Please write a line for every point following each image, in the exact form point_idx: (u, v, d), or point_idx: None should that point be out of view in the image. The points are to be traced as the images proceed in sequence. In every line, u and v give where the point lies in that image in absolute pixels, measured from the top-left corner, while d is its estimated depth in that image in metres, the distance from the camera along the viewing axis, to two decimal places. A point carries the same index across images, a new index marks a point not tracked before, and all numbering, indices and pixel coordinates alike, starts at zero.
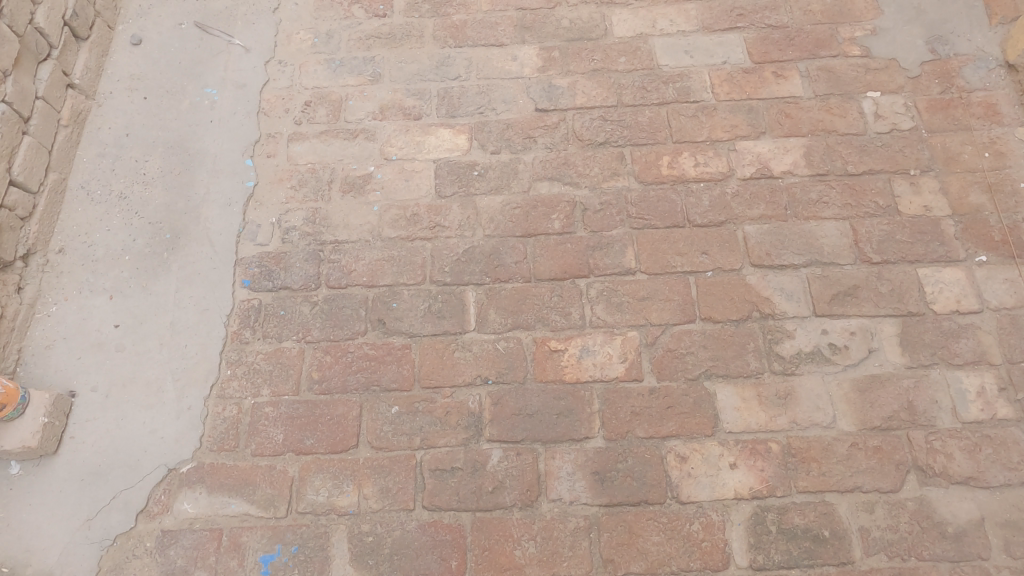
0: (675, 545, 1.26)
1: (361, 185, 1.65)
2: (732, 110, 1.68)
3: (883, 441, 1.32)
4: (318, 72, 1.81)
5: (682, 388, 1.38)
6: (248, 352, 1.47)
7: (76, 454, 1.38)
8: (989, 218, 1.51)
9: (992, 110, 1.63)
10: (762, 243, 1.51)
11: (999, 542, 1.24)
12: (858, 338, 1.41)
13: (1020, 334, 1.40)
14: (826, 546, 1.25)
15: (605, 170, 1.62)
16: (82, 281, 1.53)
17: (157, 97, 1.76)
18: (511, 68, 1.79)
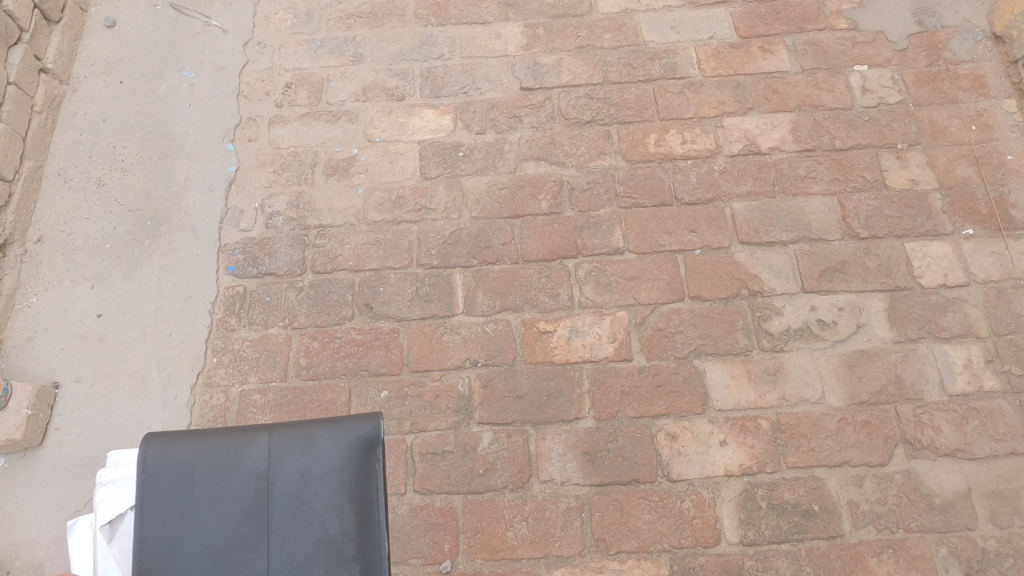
0: (666, 522, 1.27)
1: (345, 169, 1.62)
2: (719, 86, 1.67)
3: (872, 415, 1.33)
4: (298, 53, 1.78)
5: (671, 367, 1.38)
6: (234, 339, 1.45)
7: (62, 446, 1.36)
8: (977, 191, 1.51)
9: (979, 82, 1.62)
10: (750, 220, 1.50)
11: (986, 512, 1.25)
12: (847, 313, 1.41)
13: (1006, 307, 1.40)
14: (816, 520, 1.26)
15: (592, 149, 1.60)
16: (62, 271, 1.51)
17: (134, 81, 1.72)
18: (495, 47, 1.76)
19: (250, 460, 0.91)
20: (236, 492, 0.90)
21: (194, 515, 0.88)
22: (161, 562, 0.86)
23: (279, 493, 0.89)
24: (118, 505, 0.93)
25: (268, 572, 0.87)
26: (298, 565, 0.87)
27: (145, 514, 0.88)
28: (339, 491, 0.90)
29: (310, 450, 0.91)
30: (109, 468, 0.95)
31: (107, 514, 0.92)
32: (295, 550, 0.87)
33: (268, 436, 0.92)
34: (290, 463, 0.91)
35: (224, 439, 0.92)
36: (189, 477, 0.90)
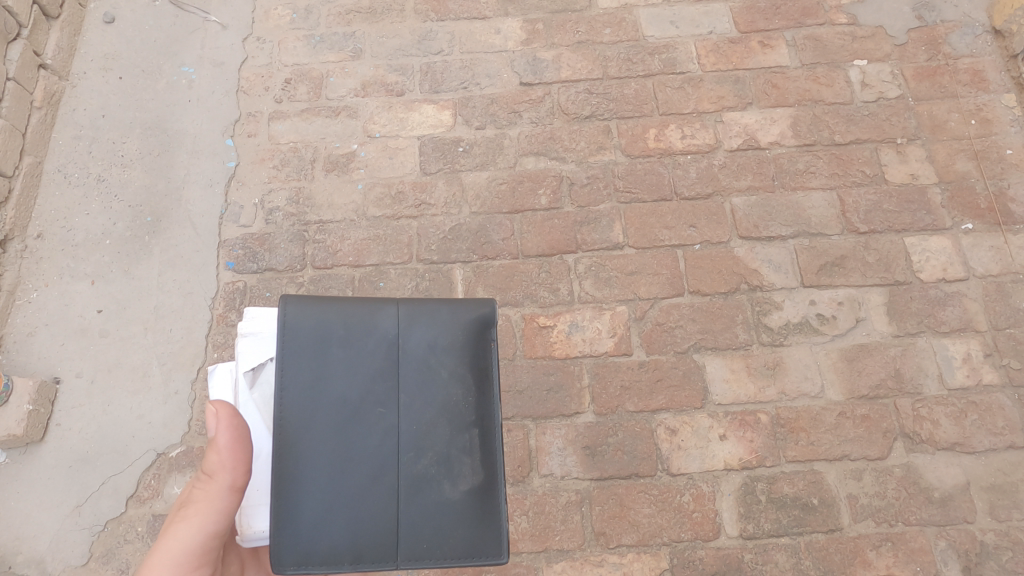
0: (666, 516, 1.27)
1: (345, 164, 1.62)
2: (718, 81, 1.67)
3: (871, 409, 1.33)
4: (297, 49, 1.78)
5: (671, 361, 1.38)
6: (234, 335, 1.45)
7: (63, 441, 1.36)
8: (976, 185, 1.51)
9: (978, 76, 1.62)
10: (750, 215, 1.50)
11: (984, 506, 1.26)
12: (846, 307, 1.41)
13: (1005, 301, 1.41)
14: (815, 513, 1.26)
15: (591, 144, 1.60)
16: (63, 266, 1.51)
17: (133, 77, 1.72)
18: (494, 42, 1.76)
19: (381, 326, 0.94)
20: (370, 355, 0.93)
21: (329, 372, 0.91)
22: (298, 415, 0.89)
23: (408, 360, 0.94)
24: (254, 358, 1.00)
25: (399, 430, 0.92)
26: (428, 425, 0.92)
27: (284, 366, 0.90)
28: (461, 363, 0.95)
29: (437, 323, 0.95)
30: (250, 322, 1.02)
31: (250, 362, 1.00)
32: (424, 413, 0.93)
33: (397, 308, 0.96)
34: (418, 331, 0.95)
35: (356, 305, 0.94)
36: (324, 339, 0.92)
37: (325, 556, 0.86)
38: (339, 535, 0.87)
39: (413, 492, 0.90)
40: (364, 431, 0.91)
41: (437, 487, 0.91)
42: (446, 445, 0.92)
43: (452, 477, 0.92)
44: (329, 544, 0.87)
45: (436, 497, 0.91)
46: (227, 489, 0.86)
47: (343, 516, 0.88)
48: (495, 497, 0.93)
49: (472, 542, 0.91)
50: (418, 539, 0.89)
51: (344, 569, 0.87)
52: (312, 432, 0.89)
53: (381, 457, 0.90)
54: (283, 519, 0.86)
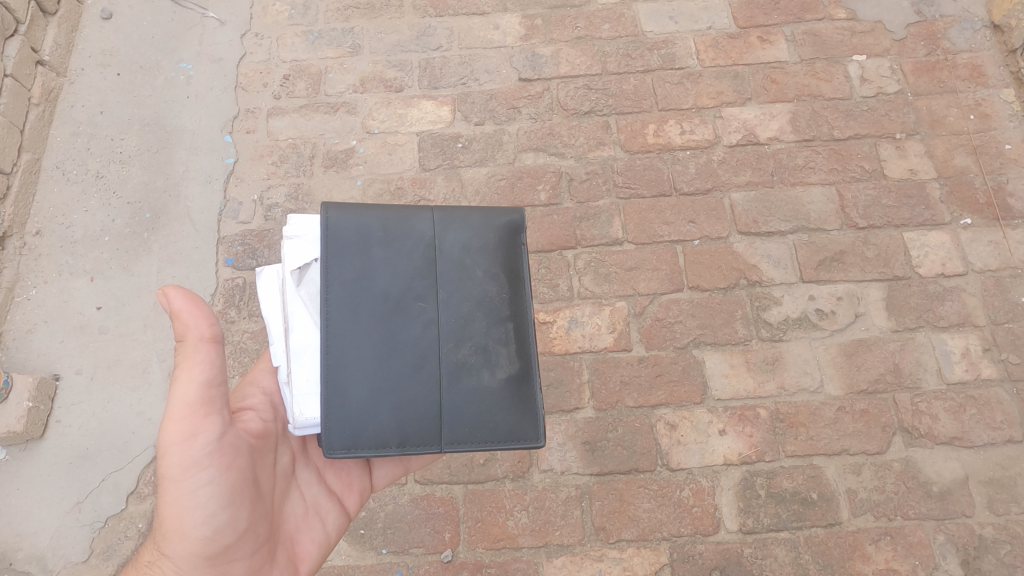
0: (666, 511, 1.27)
1: (344, 160, 1.62)
2: (718, 77, 1.67)
3: (870, 404, 1.34)
4: (296, 45, 1.77)
5: (671, 357, 1.38)
6: (234, 331, 1.45)
7: (63, 438, 1.37)
8: (975, 180, 1.51)
9: (977, 71, 1.62)
10: (749, 210, 1.50)
11: (983, 500, 1.26)
12: (845, 303, 1.42)
13: (1004, 296, 1.41)
14: (815, 508, 1.27)
15: (591, 140, 1.60)
16: (62, 263, 1.51)
17: (132, 73, 1.72)
18: (493, 37, 1.76)
19: (418, 226, 0.94)
20: (408, 254, 0.93)
21: (370, 268, 0.91)
22: (343, 309, 0.89)
23: (445, 258, 0.94)
24: (301, 255, 0.92)
25: (438, 324, 0.92)
26: (467, 318, 0.93)
27: (327, 265, 0.90)
28: (496, 261, 0.96)
29: (472, 225, 0.96)
30: (297, 222, 0.95)
31: (297, 260, 0.92)
32: (463, 306, 0.93)
33: (432, 212, 0.96)
34: (454, 231, 0.95)
35: (394, 209, 0.95)
36: (365, 237, 0.92)
37: (374, 439, 0.87)
38: (384, 419, 0.88)
39: (454, 379, 0.90)
40: (404, 323, 0.91)
41: (476, 375, 0.91)
42: (486, 336, 0.93)
43: (491, 365, 0.92)
44: (377, 427, 0.87)
45: (476, 384, 0.91)
46: (200, 339, 0.86)
47: (389, 401, 0.88)
48: (533, 386, 0.93)
49: (513, 426, 0.91)
50: (462, 424, 0.90)
51: (390, 451, 0.87)
52: (355, 324, 0.89)
53: (423, 348, 0.91)
54: (331, 406, 0.86)
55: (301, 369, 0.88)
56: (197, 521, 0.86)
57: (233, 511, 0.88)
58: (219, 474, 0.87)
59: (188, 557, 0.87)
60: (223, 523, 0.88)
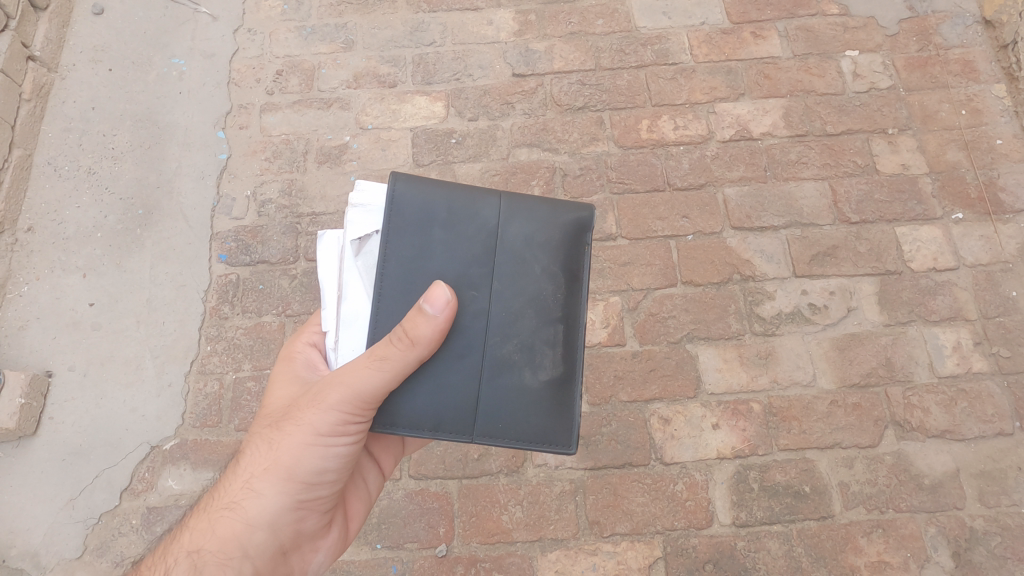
0: (659, 505, 1.28)
1: (337, 156, 1.62)
2: (711, 72, 1.67)
3: (862, 397, 1.34)
4: (289, 40, 1.77)
5: (664, 351, 1.39)
6: (227, 327, 1.45)
7: (56, 434, 1.36)
8: (966, 175, 1.52)
9: (969, 67, 1.63)
10: (742, 206, 1.51)
11: (974, 492, 1.27)
12: (838, 297, 1.42)
13: (995, 290, 1.42)
14: (807, 501, 1.27)
15: (584, 136, 1.60)
16: (54, 259, 1.50)
17: (123, 69, 1.71)
18: (487, 33, 1.75)
19: (484, 213, 0.90)
20: (468, 239, 0.89)
21: (428, 248, 0.88)
22: (394, 289, 0.87)
23: (505, 248, 0.90)
24: (364, 225, 0.89)
25: (488, 314, 0.88)
26: (518, 312, 0.89)
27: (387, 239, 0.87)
28: (557, 260, 0.91)
29: (538, 218, 0.91)
30: (364, 186, 0.90)
31: (358, 230, 0.88)
32: (516, 301, 0.89)
33: (500, 197, 0.91)
34: (524, 219, 0.91)
35: (462, 189, 0.90)
36: (427, 216, 0.88)
37: (408, 425, 0.87)
38: (419, 403, 0.87)
39: (495, 373, 0.88)
40: (454, 309, 0.87)
41: (518, 373, 0.89)
42: (534, 332, 0.90)
43: (534, 365, 0.89)
44: (413, 414, 0.86)
45: (514, 382, 0.88)
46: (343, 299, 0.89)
47: (428, 386, 0.87)
48: (570, 391, 0.92)
49: (545, 428, 0.90)
50: (495, 418, 0.88)
51: (422, 435, 0.86)
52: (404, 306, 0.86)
53: (470, 336, 0.88)
54: None
55: (347, 336, 0.89)
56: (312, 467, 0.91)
57: (339, 471, 0.95)
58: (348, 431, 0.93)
59: (283, 498, 0.91)
60: (323, 480, 0.94)
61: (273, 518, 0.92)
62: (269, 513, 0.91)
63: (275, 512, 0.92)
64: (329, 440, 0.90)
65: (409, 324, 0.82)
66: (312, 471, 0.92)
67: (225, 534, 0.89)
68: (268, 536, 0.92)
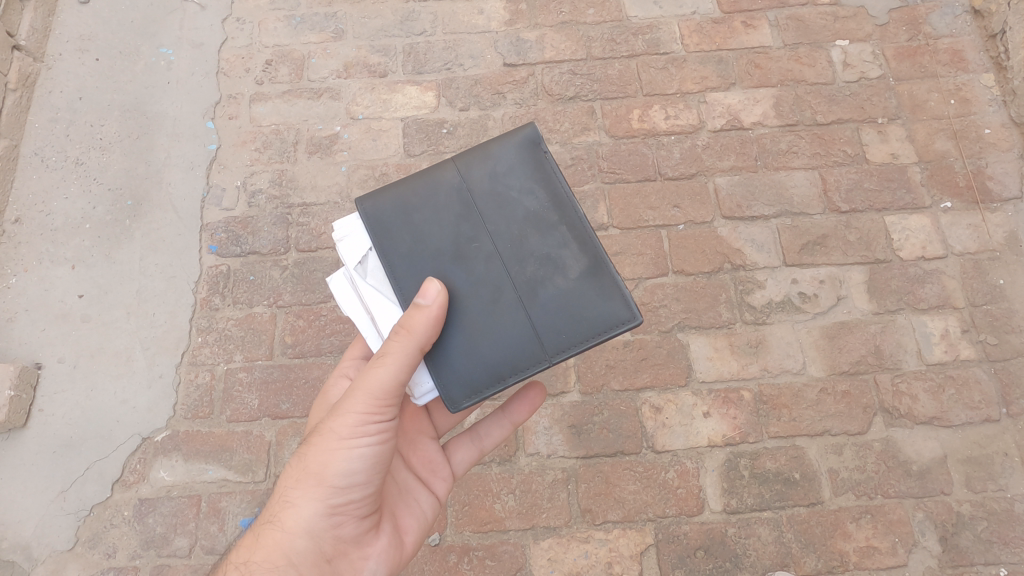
0: (651, 492, 1.29)
1: (328, 146, 1.61)
2: (702, 62, 1.67)
3: (851, 385, 1.35)
4: (278, 29, 1.75)
5: (656, 340, 1.39)
6: (218, 318, 1.44)
7: (46, 426, 1.36)
8: (955, 164, 1.53)
9: (958, 56, 1.64)
10: (733, 195, 1.51)
11: (961, 478, 1.28)
12: (827, 286, 1.43)
13: (983, 278, 1.43)
14: (797, 488, 1.29)
15: (576, 126, 1.60)
16: (43, 251, 1.49)
17: (110, 59, 1.69)
18: (477, 22, 1.75)
19: (443, 177, 0.96)
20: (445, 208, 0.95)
21: (421, 232, 0.95)
22: (411, 272, 0.93)
23: (481, 195, 0.95)
24: (358, 249, 0.97)
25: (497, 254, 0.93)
26: (525, 230, 0.93)
27: (382, 245, 0.95)
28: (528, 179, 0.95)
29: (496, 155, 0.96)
30: (341, 222, 0.99)
31: (355, 257, 0.96)
32: (511, 227, 0.93)
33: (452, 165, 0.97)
34: (494, 152, 0.96)
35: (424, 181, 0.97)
36: (402, 207, 0.96)
37: (458, 384, 0.90)
38: (489, 356, 0.91)
39: (532, 295, 0.92)
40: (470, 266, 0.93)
41: (552, 284, 0.92)
42: (549, 242, 0.93)
43: (562, 268, 0.92)
44: (468, 362, 0.91)
45: (555, 291, 0.91)
46: (416, 349, 0.87)
47: (469, 330, 0.91)
48: (609, 270, 0.92)
49: (612, 307, 0.90)
50: (563, 327, 0.91)
51: (505, 381, 0.90)
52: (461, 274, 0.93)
53: (491, 282, 0.92)
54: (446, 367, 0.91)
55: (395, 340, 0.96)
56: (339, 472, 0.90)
57: (369, 477, 0.93)
58: (373, 444, 0.91)
59: (319, 507, 0.91)
60: (354, 483, 0.92)
61: (310, 527, 0.91)
62: (306, 522, 0.91)
63: (313, 521, 0.91)
64: (353, 440, 0.91)
65: (406, 317, 0.87)
66: (338, 478, 0.90)
67: (266, 546, 0.90)
68: (308, 546, 0.91)
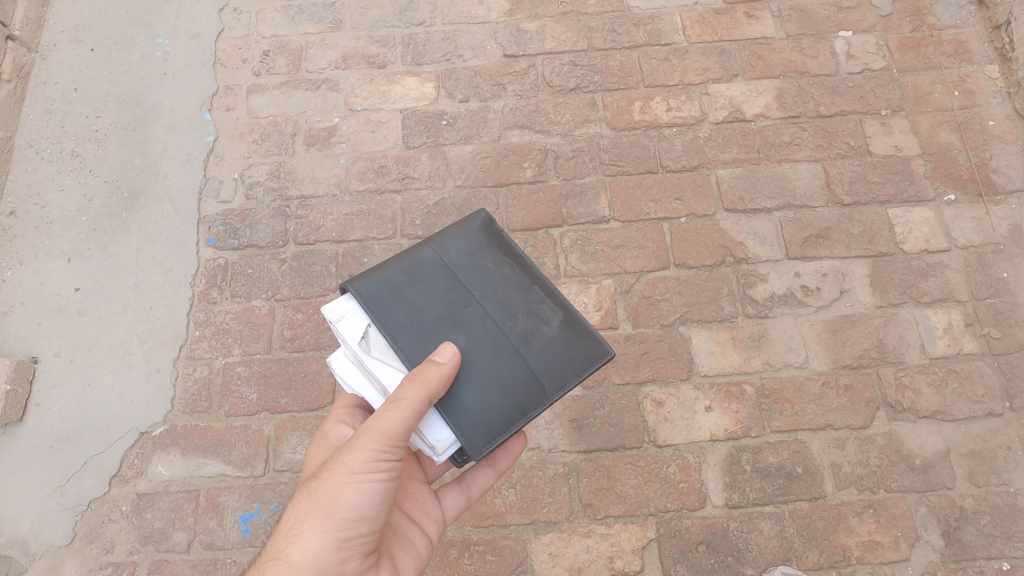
0: (653, 487, 1.28)
1: (327, 138, 1.59)
2: (704, 53, 1.65)
3: (854, 379, 1.35)
4: (275, 20, 1.73)
5: (657, 334, 1.38)
6: (216, 312, 1.43)
7: (43, 421, 1.34)
8: (959, 156, 1.52)
9: (962, 47, 1.62)
10: (735, 187, 1.50)
11: (964, 472, 1.28)
12: (830, 279, 1.42)
13: (986, 271, 1.42)
14: (799, 482, 1.28)
15: (577, 117, 1.59)
16: (38, 244, 1.48)
17: (106, 49, 1.67)
18: (477, 13, 1.73)
19: (423, 256, 0.99)
20: (432, 283, 0.98)
21: (415, 306, 0.95)
22: (416, 342, 0.93)
23: (459, 267, 0.99)
24: (357, 326, 0.93)
25: (490, 315, 0.96)
26: (509, 291, 0.98)
27: (380, 318, 0.93)
28: (495, 252, 1.02)
29: (460, 236, 1.02)
30: (332, 305, 0.94)
31: (356, 332, 0.92)
32: (497, 291, 0.98)
33: (427, 245, 1.01)
34: (463, 232, 1.03)
35: (405, 261, 0.99)
36: (394, 285, 0.96)
37: (476, 431, 0.89)
38: (497, 402, 0.91)
39: (526, 345, 0.95)
40: (465, 328, 0.95)
41: (540, 332, 0.97)
42: (531, 300, 0.99)
43: (545, 319, 0.98)
44: (481, 411, 0.90)
45: (544, 341, 0.96)
46: (426, 400, 0.85)
47: (477, 380, 0.91)
48: (581, 320, 1.00)
49: (592, 346, 0.98)
50: (557, 371, 0.95)
51: (517, 425, 0.91)
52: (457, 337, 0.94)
53: (490, 337, 0.95)
54: (458, 418, 0.89)
55: None
56: (351, 506, 0.88)
57: (377, 514, 0.90)
58: (383, 482, 0.89)
59: (328, 541, 0.87)
60: (364, 518, 0.89)
61: (317, 564, 0.87)
62: (313, 556, 0.87)
63: (320, 556, 0.87)
64: (365, 475, 0.88)
65: (419, 369, 0.87)
66: (349, 509, 0.88)
67: None
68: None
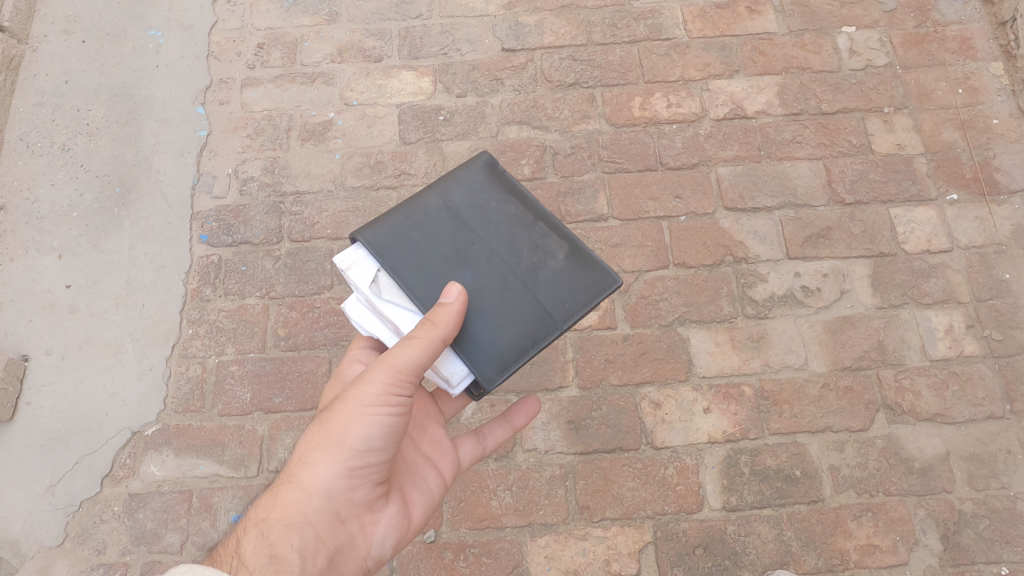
0: (650, 489, 1.27)
1: (322, 133, 1.57)
2: (705, 48, 1.63)
3: (854, 380, 1.33)
4: (270, 12, 1.71)
5: (656, 335, 1.37)
6: (209, 310, 1.41)
7: (34, 420, 1.33)
8: (962, 155, 1.50)
9: (966, 44, 1.60)
10: (735, 185, 1.48)
11: (963, 475, 1.27)
12: (831, 280, 1.41)
13: (988, 272, 1.40)
14: (797, 485, 1.27)
15: (576, 113, 1.56)
16: (29, 239, 1.46)
17: (97, 41, 1.64)
18: (475, 5, 1.70)
19: (428, 202, 0.99)
20: (437, 227, 0.97)
21: (422, 250, 0.95)
22: (423, 282, 0.93)
23: (463, 210, 0.99)
24: (368, 273, 0.93)
25: (496, 253, 0.96)
26: (511, 225, 0.98)
27: (389, 266, 0.93)
28: (497, 190, 1.01)
29: (461, 179, 1.01)
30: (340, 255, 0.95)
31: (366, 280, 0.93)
32: (502, 228, 0.98)
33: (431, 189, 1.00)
34: (463, 173, 1.02)
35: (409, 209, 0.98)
36: (400, 232, 0.96)
37: (489, 364, 0.90)
38: (507, 334, 0.92)
39: (533, 279, 0.95)
40: (472, 269, 0.95)
41: (545, 267, 0.96)
42: (535, 234, 0.98)
43: (550, 251, 0.97)
44: (492, 342, 0.91)
45: (550, 273, 0.96)
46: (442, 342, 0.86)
47: (488, 316, 0.92)
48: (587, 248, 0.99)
49: (598, 274, 0.97)
50: (564, 300, 0.95)
51: (529, 354, 0.92)
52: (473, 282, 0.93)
53: (498, 274, 0.95)
54: (471, 355, 0.91)
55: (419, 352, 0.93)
56: (361, 439, 0.88)
57: (386, 447, 0.90)
58: (393, 417, 0.89)
59: (338, 470, 0.88)
60: (374, 450, 0.89)
61: (326, 491, 0.89)
62: (323, 481, 0.88)
63: (329, 483, 0.88)
64: (377, 407, 0.88)
65: (430, 312, 0.87)
66: (359, 442, 0.88)
67: (283, 503, 0.88)
68: (321, 509, 0.88)
